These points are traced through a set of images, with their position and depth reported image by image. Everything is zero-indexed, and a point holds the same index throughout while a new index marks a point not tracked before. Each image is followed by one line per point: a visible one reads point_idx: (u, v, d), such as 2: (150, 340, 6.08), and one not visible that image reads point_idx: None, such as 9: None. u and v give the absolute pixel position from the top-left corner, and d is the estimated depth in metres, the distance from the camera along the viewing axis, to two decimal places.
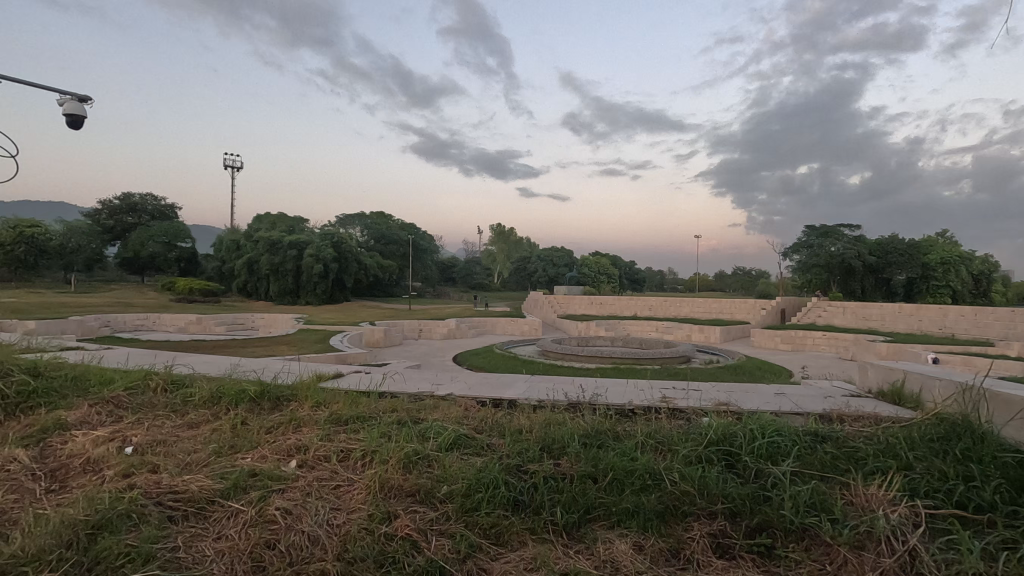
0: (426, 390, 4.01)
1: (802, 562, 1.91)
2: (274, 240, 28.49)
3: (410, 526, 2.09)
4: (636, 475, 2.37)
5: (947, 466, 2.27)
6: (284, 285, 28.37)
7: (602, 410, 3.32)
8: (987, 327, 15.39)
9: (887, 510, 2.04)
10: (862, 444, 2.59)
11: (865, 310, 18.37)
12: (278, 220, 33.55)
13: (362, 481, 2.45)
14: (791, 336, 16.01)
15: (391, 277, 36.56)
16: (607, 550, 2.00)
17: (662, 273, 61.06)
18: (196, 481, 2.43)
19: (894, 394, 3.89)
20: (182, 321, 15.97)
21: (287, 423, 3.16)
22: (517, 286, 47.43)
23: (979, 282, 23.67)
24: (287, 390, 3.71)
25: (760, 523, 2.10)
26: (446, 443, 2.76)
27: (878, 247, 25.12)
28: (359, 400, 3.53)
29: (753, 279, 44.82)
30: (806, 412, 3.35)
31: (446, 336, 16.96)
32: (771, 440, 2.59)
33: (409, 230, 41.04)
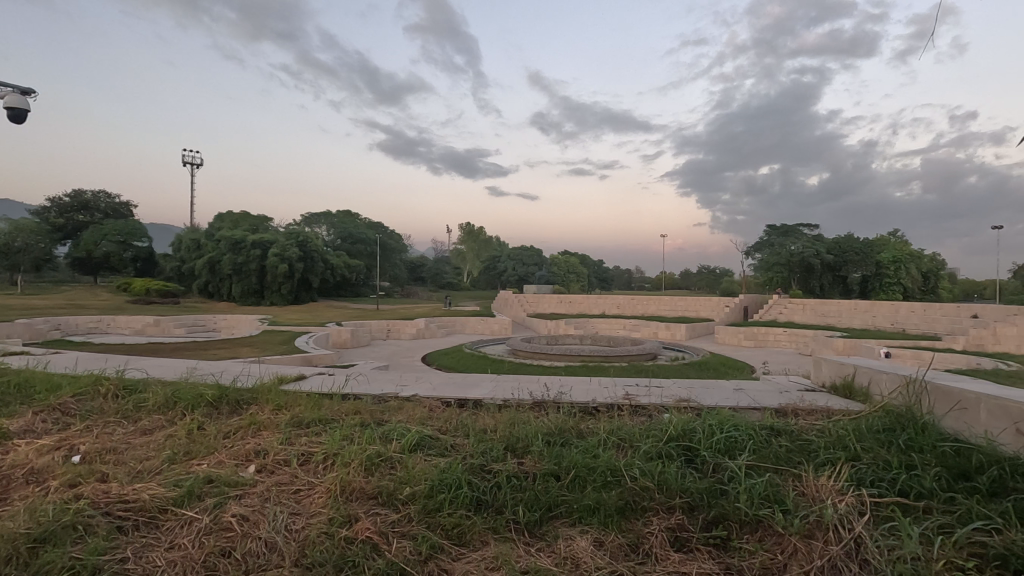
0: (390, 391, 3.98)
1: (755, 553, 1.96)
2: (237, 240, 27.79)
3: (371, 529, 2.07)
4: (597, 472, 2.42)
5: (892, 456, 2.38)
6: (247, 285, 27.68)
7: (566, 409, 3.36)
8: (935, 321, 16.16)
9: (835, 500, 2.12)
10: (814, 436, 2.70)
11: (823, 307, 19.05)
12: (241, 219, 32.64)
13: (323, 484, 2.42)
14: (753, 333, 16.49)
15: (358, 276, 36.10)
16: (567, 547, 2.01)
17: (629, 272, 61.87)
18: (148, 489, 2.35)
19: (846, 388, 4.05)
20: (138, 324, 15.42)
21: (246, 427, 3.09)
22: (487, 285, 47.47)
23: (927, 279, 24.83)
24: (247, 392, 3.64)
25: (716, 516, 2.16)
26: (410, 445, 2.75)
27: (835, 245, 26.07)
28: (321, 402, 3.48)
29: (718, 277, 45.97)
30: (763, 407, 3.44)
31: (415, 335, 16.88)
32: (728, 435, 2.67)
33: (376, 230, 40.53)
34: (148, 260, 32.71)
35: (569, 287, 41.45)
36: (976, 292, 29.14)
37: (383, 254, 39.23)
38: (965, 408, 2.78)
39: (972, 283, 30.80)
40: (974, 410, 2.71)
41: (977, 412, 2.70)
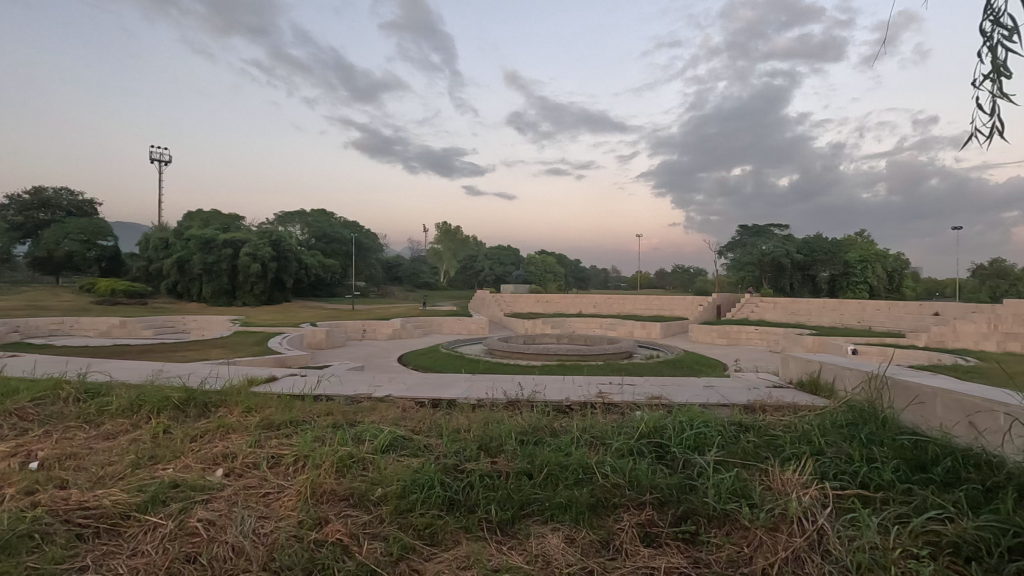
0: (364, 392, 3.96)
1: (722, 546, 2.00)
2: (207, 239, 27.17)
3: (342, 531, 2.05)
4: (570, 470, 2.44)
5: (854, 450, 2.46)
6: (218, 286, 27.09)
7: (540, 407, 3.39)
8: (899, 319, 16.70)
9: (799, 494, 2.18)
10: (780, 432, 2.77)
11: (793, 306, 19.51)
12: (212, 218, 31.89)
13: (293, 487, 2.38)
14: (726, 331, 16.81)
15: (333, 276, 35.67)
16: (539, 545, 2.02)
17: (606, 271, 62.36)
18: (110, 495, 2.29)
19: (812, 384, 4.16)
20: (103, 325, 14.97)
21: (215, 430, 3.03)
22: (465, 285, 47.38)
23: (892, 279, 25.64)
24: (216, 395, 3.56)
25: (685, 511, 2.19)
26: (383, 445, 2.73)
27: (805, 246, 26.75)
28: (293, 404, 3.42)
29: (692, 276, 46.69)
30: (732, 404, 3.52)
31: (392, 336, 16.73)
32: (698, 431, 2.73)
33: (352, 229, 40.09)
34: (114, 260, 31.74)
35: (546, 287, 41.57)
36: (939, 290, 30.17)
37: (359, 253, 38.84)
38: (922, 402, 2.89)
39: (934, 283, 31.92)
40: (931, 404, 2.82)
41: (934, 406, 2.80)
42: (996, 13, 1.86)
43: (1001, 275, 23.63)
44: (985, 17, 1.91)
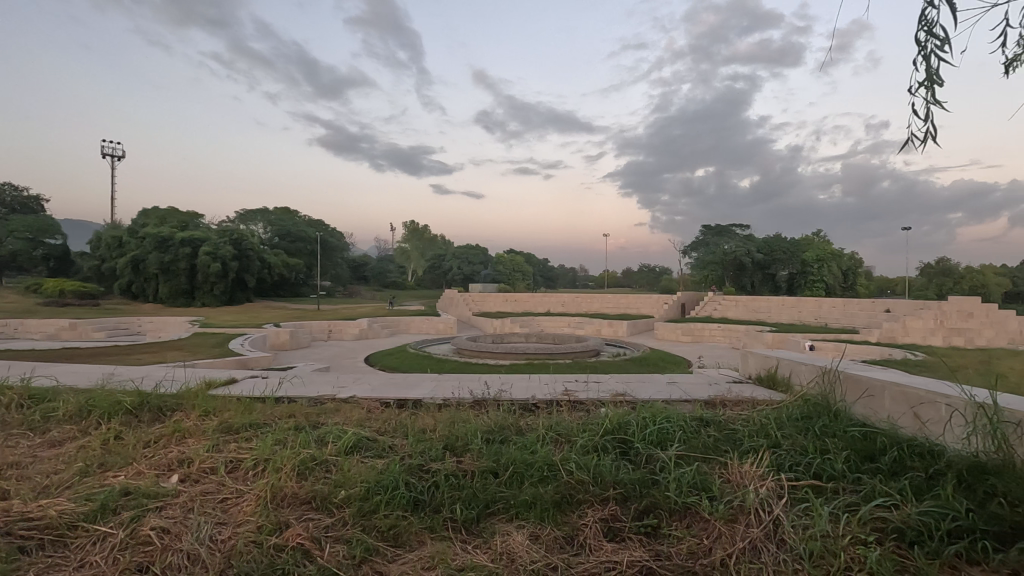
0: (327, 393, 3.89)
1: (682, 538, 2.04)
2: (164, 237, 26.21)
3: (303, 535, 2.01)
4: (535, 467, 2.45)
5: (808, 442, 2.55)
6: (176, 286, 26.17)
7: (506, 406, 3.40)
8: (853, 316, 17.39)
9: (756, 485, 2.24)
10: (739, 426, 2.85)
11: (754, 304, 20.08)
12: (169, 215, 30.76)
13: (252, 491, 2.32)
14: (690, 329, 17.19)
15: (297, 276, 34.94)
16: (503, 543, 2.02)
17: (574, 271, 62.89)
18: (56, 505, 2.19)
19: (770, 379, 4.30)
20: (51, 327, 14.28)
21: (170, 435, 2.93)
22: (433, 284, 47.08)
23: (847, 277, 26.67)
24: (171, 398, 3.45)
25: (647, 505, 2.23)
26: (347, 446, 2.70)
27: (765, 245, 27.60)
28: (253, 406, 3.34)
29: (658, 275, 47.51)
30: (693, 399, 3.60)
31: (358, 336, 16.48)
32: (661, 426, 2.79)
33: (317, 227, 39.32)
34: (62, 259, 30.28)
35: (514, 287, 41.64)
36: (889, 288, 31.53)
37: (325, 252, 38.14)
38: (871, 395, 3.02)
39: (885, 281, 33.34)
40: (880, 396, 2.95)
41: (882, 398, 2.92)
42: (931, 23, 2.02)
43: (947, 274, 24.84)
44: (921, 27, 2.07)
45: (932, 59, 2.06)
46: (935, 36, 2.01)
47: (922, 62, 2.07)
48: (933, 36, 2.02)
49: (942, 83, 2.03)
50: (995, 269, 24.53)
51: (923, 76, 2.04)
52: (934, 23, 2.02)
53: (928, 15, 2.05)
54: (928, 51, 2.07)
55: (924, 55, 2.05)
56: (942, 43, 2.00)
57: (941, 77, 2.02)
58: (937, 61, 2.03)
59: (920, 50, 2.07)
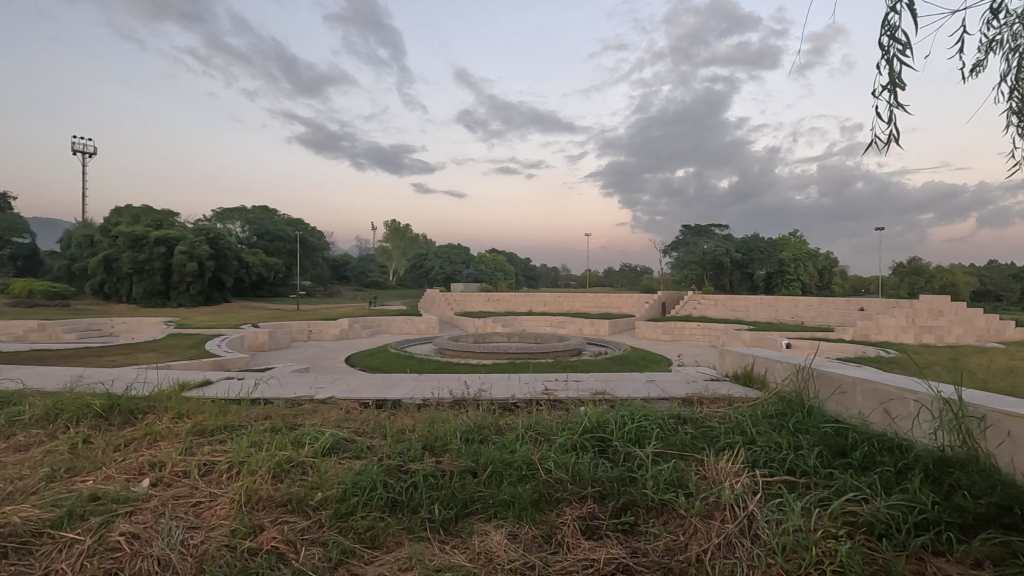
0: (305, 394, 3.84)
1: (659, 535, 2.06)
2: (138, 236, 25.59)
3: (278, 538, 1.98)
4: (513, 467, 2.46)
5: (781, 438, 2.60)
6: (150, 286, 25.59)
7: (486, 406, 3.39)
8: (829, 314, 17.73)
9: (732, 482, 2.27)
10: (716, 423, 2.89)
11: (732, 302, 20.36)
12: (143, 213, 30.07)
13: (226, 495, 2.28)
14: (670, 328, 17.36)
15: (276, 276, 34.47)
16: (481, 543, 2.02)
17: (556, 270, 63.07)
18: (20, 512, 2.12)
19: (746, 376, 4.37)
20: (19, 329, 13.87)
21: (141, 438, 2.86)
22: (414, 284, 46.81)
23: (822, 276, 27.22)
24: (143, 400, 3.37)
25: (625, 503, 2.25)
26: (324, 448, 2.67)
27: (743, 245, 28.02)
28: (228, 408, 3.29)
29: (639, 274, 47.88)
30: (671, 397, 3.64)
31: (339, 336, 16.32)
32: (639, 424, 2.81)
33: (297, 226, 38.80)
34: (31, 258, 29.43)
35: (496, 287, 41.60)
36: (864, 287, 32.21)
37: (304, 252, 37.68)
38: (844, 392, 3.08)
39: (859, 280, 34.05)
40: (852, 393, 3.01)
41: (854, 395, 2.99)
42: (893, 28, 2.07)
43: (918, 273, 25.46)
44: (883, 31, 2.12)
45: (896, 62, 2.11)
46: (897, 40, 2.07)
47: (885, 65, 2.12)
48: (896, 40, 2.08)
49: (904, 87, 2.08)
50: (964, 268, 25.20)
51: (887, 80, 2.09)
52: (896, 28, 2.08)
53: (891, 20, 2.11)
54: (891, 55, 2.12)
55: (888, 59, 2.10)
56: (905, 48, 2.05)
57: (903, 80, 2.07)
58: (901, 64, 2.08)
59: (884, 54, 2.11)
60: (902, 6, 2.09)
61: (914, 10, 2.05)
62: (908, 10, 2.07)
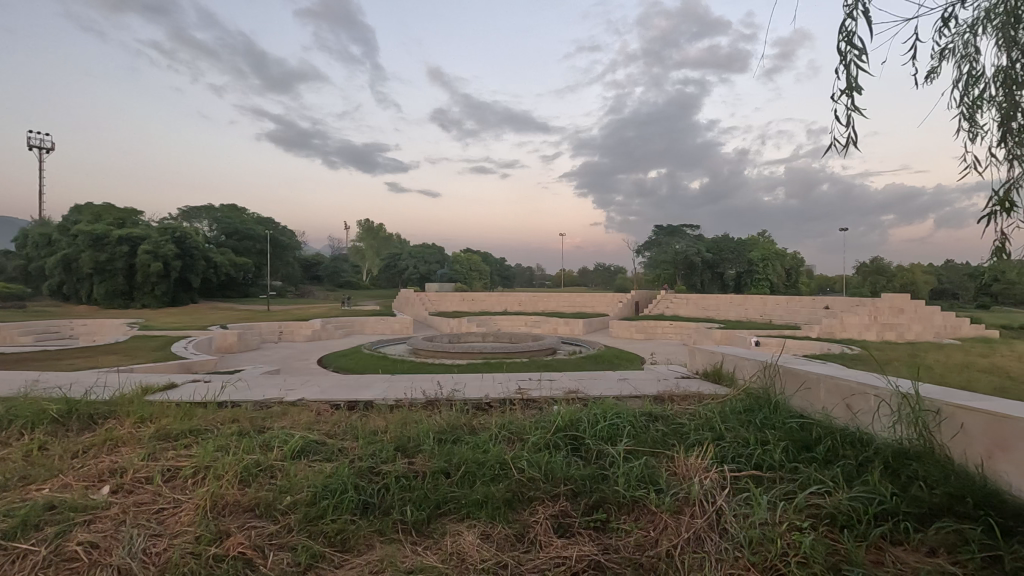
0: (274, 396, 3.76)
1: (631, 531, 2.08)
2: (99, 235, 24.70)
3: (245, 544, 1.94)
4: (487, 466, 2.46)
5: (749, 434, 2.65)
6: (112, 287, 24.75)
7: (460, 406, 3.39)
8: (796, 312, 18.19)
9: (701, 477, 2.31)
10: (686, 420, 2.94)
11: (704, 301, 20.72)
12: (104, 211, 29.06)
13: (191, 500, 2.22)
14: (644, 326, 17.57)
15: (245, 276, 33.72)
16: (454, 543, 2.01)
17: (531, 270, 63.29)
18: None
19: (715, 374, 4.45)
20: None
21: (102, 443, 2.77)
22: (388, 284, 46.39)
23: (789, 276, 27.93)
24: (104, 405, 3.25)
25: (597, 501, 2.27)
26: (294, 451, 2.62)
27: (714, 245, 28.57)
28: (193, 412, 3.20)
29: (613, 273, 48.37)
30: (643, 395, 3.69)
31: (311, 337, 16.03)
32: (611, 422, 2.85)
33: (267, 225, 38.01)
34: None
35: (471, 286, 41.52)
36: (829, 286, 33.10)
37: (275, 251, 36.95)
38: (808, 387, 3.17)
39: (824, 279, 35.07)
40: (816, 389, 3.10)
41: (818, 390, 3.07)
42: (849, 34, 2.14)
43: (880, 273, 26.32)
44: (840, 37, 2.19)
45: (852, 67, 2.19)
46: (854, 45, 2.14)
47: (844, 69, 2.20)
48: (853, 46, 2.15)
49: (860, 91, 2.16)
50: (923, 268, 26.16)
51: (845, 84, 2.16)
52: (852, 34, 2.15)
53: (847, 27, 2.18)
54: (848, 61, 2.19)
55: (846, 64, 2.17)
56: (861, 53, 2.13)
57: (859, 84, 2.14)
58: (857, 68, 2.16)
59: (842, 58, 2.19)
60: (858, 14, 2.17)
61: (869, 18, 2.13)
62: (864, 17, 2.14)
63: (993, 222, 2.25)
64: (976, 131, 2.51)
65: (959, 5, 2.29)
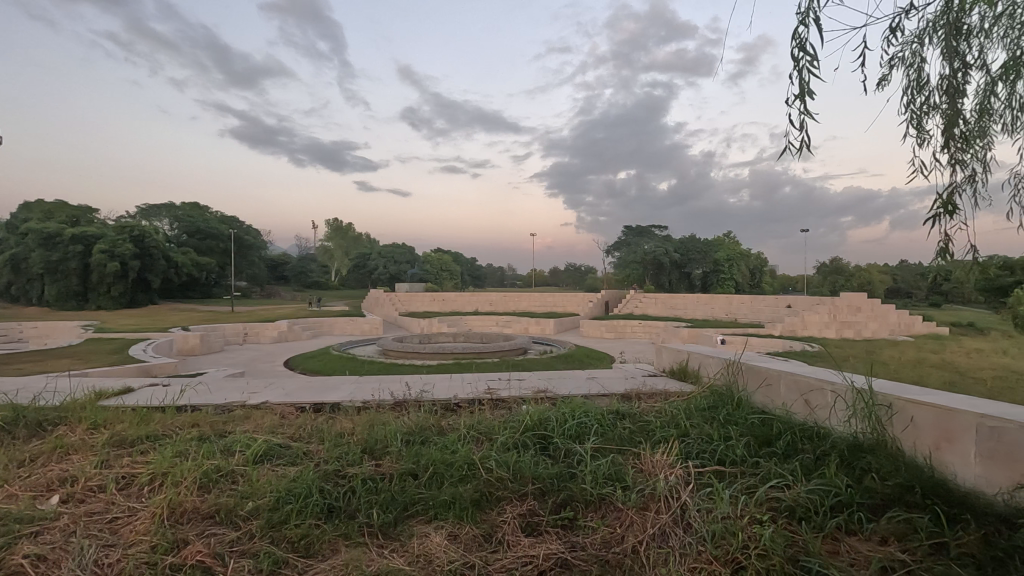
0: (236, 400, 3.67)
1: (598, 529, 2.10)
2: (51, 234, 23.62)
3: (204, 552, 1.88)
4: (455, 467, 2.45)
5: (713, 430, 2.71)
6: (65, 288, 23.73)
7: (428, 407, 3.36)
8: (760, 311, 18.66)
9: (666, 474, 2.35)
10: (652, 418, 2.99)
11: (672, 301, 21.07)
12: (56, 208, 27.82)
13: (147, 509, 2.14)
14: (614, 325, 17.76)
15: (208, 276, 32.75)
16: (421, 545, 2.00)
17: (502, 270, 63.30)
18: None
19: (681, 372, 4.54)
20: None
21: (51, 451, 2.65)
22: (357, 284, 45.70)
23: (753, 276, 28.65)
24: (54, 412, 3.12)
25: (565, 499, 2.28)
26: (256, 455, 2.56)
27: (681, 246, 29.08)
28: (151, 417, 3.09)
29: (584, 274, 48.73)
30: (611, 393, 3.73)
31: (277, 338, 15.68)
32: (579, 421, 2.87)
33: (231, 224, 36.99)
34: None
35: (442, 287, 41.29)
36: (791, 285, 34.07)
37: (239, 251, 36.00)
38: (769, 384, 3.26)
39: (787, 278, 36.11)
40: (776, 385, 3.19)
41: (778, 387, 3.17)
42: (802, 41, 2.21)
43: (839, 273, 27.23)
44: (794, 43, 2.25)
45: (806, 73, 2.25)
46: (807, 52, 2.20)
47: (797, 75, 2.26)
48: (806, 52, 2.21)
49: (812, 96, 2.23)
50: (879, 268, 27.16)
51: (798, 89, 2.23)
52: (805, 41, 2.21)
53: (800, 34, 2.24)
54: (801, 68, 2.26)
55: (799, 69, 2.23)
56: (813, 60, 2.19)
57: (812, 90, 2.21)
58: (810, 74, 2.22)
59: (795, 64, 2.25)
60: (810, 21, 2.24)
61: (820, 26, 2.19)
62: (816, 25, 2.20)
63: (936, 225, 2.35)
64: (923, 138, 2.61)
65: (905, 15, 2.38)
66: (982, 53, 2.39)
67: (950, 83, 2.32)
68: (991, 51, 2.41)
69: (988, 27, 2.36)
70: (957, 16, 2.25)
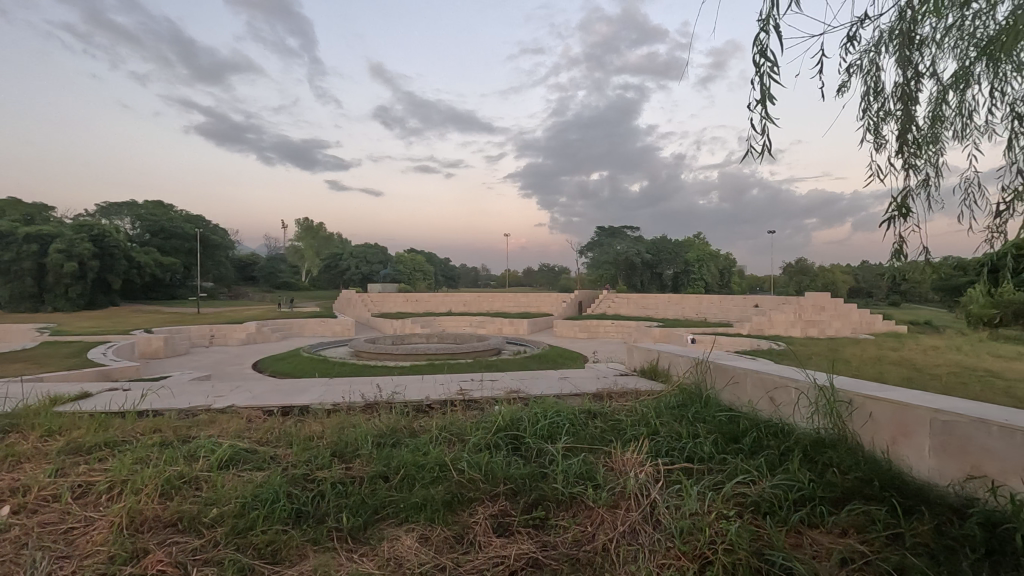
0: (201, 403, 3.56)
1: (569, 528, 2.11)
2: (3, 232, 22.65)
3: (165, 560, 1.83)
4: (426, 469, 2.43)
5: (682, 428, 2.75)
6: (19, 289, 22.79)
7: (399, 408, 3.33)
8: (729, 310, 19.07)
9: (636, 471, 2.38)
10: (622, 416, 3.02)
11: (643, 300, 21.34)
12: (9, 206, 26.67)
13: (105, 518, 2.07)
14: (587, 325, 17.91)
15: (172, 277, 31.84)
16: (391, 548, 1.98)
17: (475, 271, 63.16)
18: None
19: (652, 371, 4.61)
20: None
21: (2, 460, 2.54)
22: (328, 285, 45.02)
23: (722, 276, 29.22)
24: (5, 419, 2.99)
25: (536, 499, 2.29)
26: (222, 460, 2.49)
27: (653, 246, 29.47)
28: (110, 422, 2.99)
29: (558, 275, 48.99)
30: (582, 393, 3.76)
31: (246, 340, 15.34)
32: (551, 420, 2.89)
33: (197, 223, 36.03)
34: None
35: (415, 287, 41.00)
36: (759, 285, 34.88)
37: (206, 251, 35.09)
38: (736, 382, 3.33)
39: (755, 279, 36.94)
40: (743, 383, 3.26)
41: (745, 385, 3.24)
42: (763, 47, 2.26)
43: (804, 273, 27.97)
44: (755, 50, 2.31)
45: (766, 79, 2.30)
46: (768, 58, 2.26)
47: (758, 81, 2.31)
48: (766, 58, 2.26)
49: (773, 102, 2.29)
50: (842, 269, 28.02)
51: (759, 94, 2.28)
52: (766, 48, 2.27)
53: (761, 41, 2.30)
54: (763, 74, 2.32)
55: (760, 75, 2.29)
56: (774, 66, 2.25)
57: (772, 95, 2.27)
58: (770, 80, 2.28)
59: (756, 70, 2.30)
60: (770, 27, 2.29)
61: (780, 33, 2.25)
62: (776, 32, 2.26)
63: (891, 227, 2.43)
64: (880, 142, 2.69)
65: (861, 24, 2.46)
66: (933, 62, 2.49)
67: (903, 90, 2.41)
68: (942, 60, 2.50)
69: (939, 38, 2.45)
70: (909, 27, 2.34)
